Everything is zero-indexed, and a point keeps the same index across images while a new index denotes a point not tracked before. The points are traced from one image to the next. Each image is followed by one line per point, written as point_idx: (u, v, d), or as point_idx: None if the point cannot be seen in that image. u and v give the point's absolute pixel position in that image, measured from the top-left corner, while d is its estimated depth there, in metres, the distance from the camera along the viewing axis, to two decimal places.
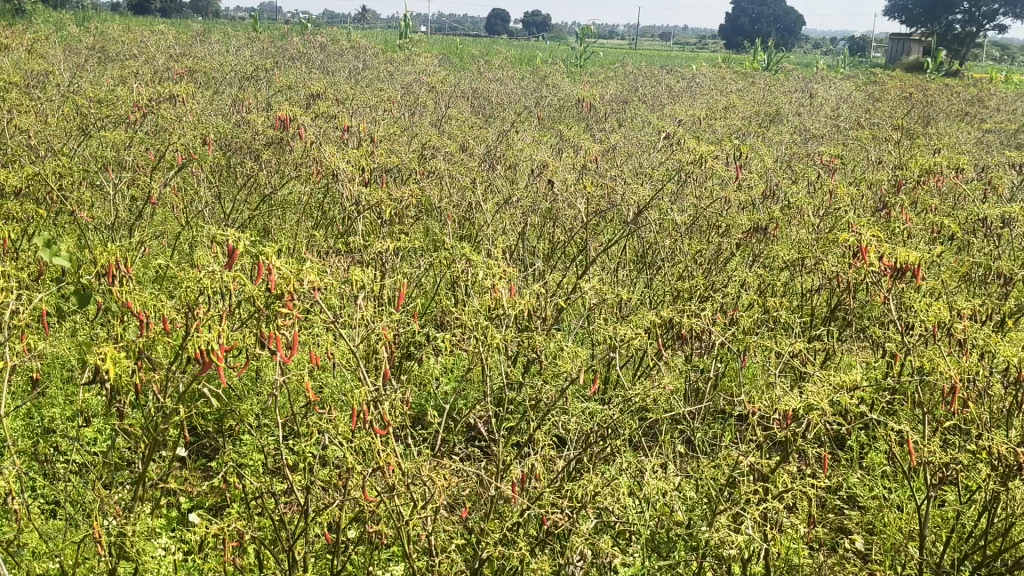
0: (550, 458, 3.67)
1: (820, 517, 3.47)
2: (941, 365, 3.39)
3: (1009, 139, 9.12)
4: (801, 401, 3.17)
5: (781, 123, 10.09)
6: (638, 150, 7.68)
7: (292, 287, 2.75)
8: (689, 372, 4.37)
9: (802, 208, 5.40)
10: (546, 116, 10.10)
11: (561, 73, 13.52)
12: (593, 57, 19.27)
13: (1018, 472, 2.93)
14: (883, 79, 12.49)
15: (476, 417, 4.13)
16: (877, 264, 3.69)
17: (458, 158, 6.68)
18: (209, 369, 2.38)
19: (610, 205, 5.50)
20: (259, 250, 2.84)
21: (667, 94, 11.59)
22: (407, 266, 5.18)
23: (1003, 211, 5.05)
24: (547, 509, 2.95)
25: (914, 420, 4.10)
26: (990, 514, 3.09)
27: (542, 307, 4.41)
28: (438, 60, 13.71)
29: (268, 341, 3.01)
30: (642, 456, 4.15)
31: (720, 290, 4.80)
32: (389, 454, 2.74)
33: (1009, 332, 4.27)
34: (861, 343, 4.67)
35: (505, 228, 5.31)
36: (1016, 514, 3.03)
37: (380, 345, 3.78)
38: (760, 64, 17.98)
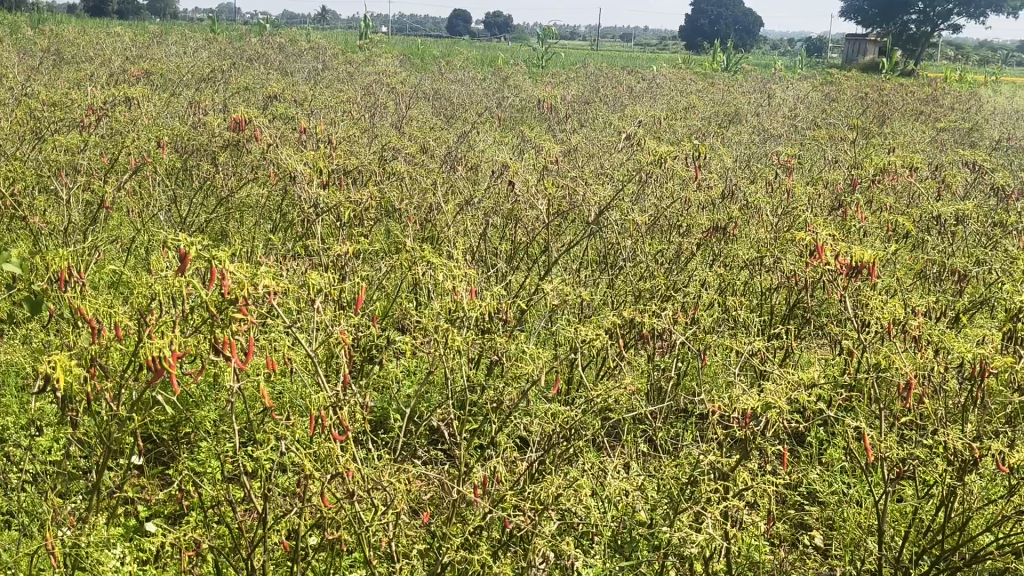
0: (512, 459, 3.66)
1: (780, 515, 3.48)
2: (898, 362, 3.42)
3: (962, 138, 9.27)
4: (759, 399, 3.19)
5: (740, 122, 10.17)
6: (599, 151, 7.70)
7: (245, 291, 2.71)
8: (650, 373, 4.38)
9: (761, 208, 5.45)
10: (507, 117, 10.09)
11: (522, 73, 13.52)
12: (553, 58, 19.36)
13: (973, 467, 2.96)
14: (839, 79, 12.63)
15: (438, 421, 4.10)
16: (833, 263, 3.71)
17: (418, 160, 6.65)
18: (159, 377, 2.33)
19: (570, 206, 5.50)
20: (213, 254, 2.79)
21: (628, 94, 11.62)
22: (368, 268, 5.14)
23: (956, 209, 5.12)
24: (508, 512, 2.93)
25: (871, 416, 4.14)
26: (947, 509, 3.12)
27: (503, 308, 4.40)
28: (398, 62, 13.65)
29: (222, 347, 2.95)
30: (603, 456, 4.15)
31: (681, 289, 4.81)
32: (348, 460, 2.71)
33: (963, 329, 4.33)
34: (819, 340, 4.71)
35: (466, 230, 5.29)
36: (973, 509, 3.06)
37: (339, 349, 3.75)
38: (719, 63, 18.11)
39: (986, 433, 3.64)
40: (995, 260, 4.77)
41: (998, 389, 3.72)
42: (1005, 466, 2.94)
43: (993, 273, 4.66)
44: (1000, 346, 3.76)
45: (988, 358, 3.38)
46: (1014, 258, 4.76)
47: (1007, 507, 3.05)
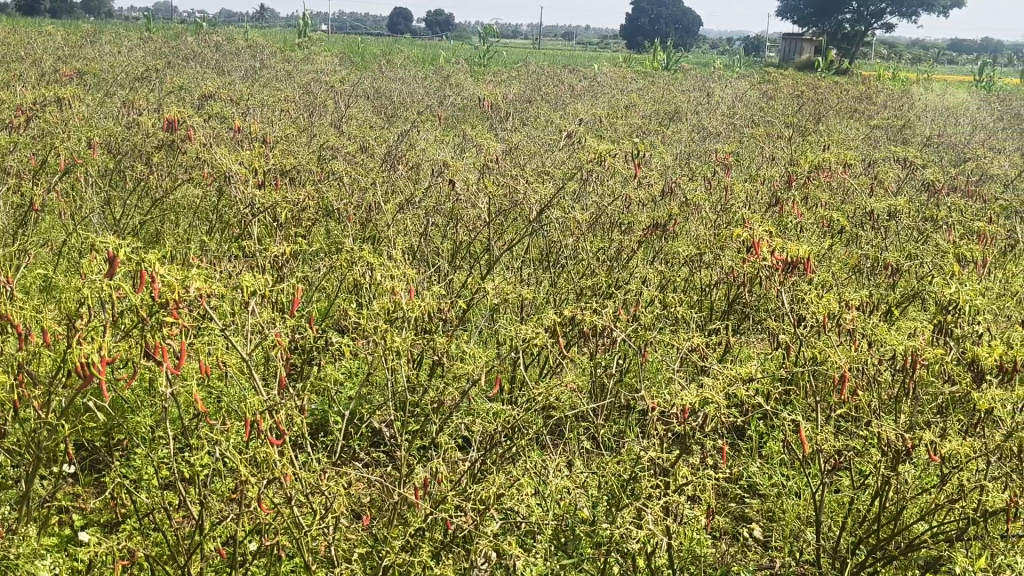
0: (454, 459, 3.63)
1: (721, 508, 3.51)
2: (833, 355, 3.47)
3: (894, 135, 9.46)
4: (698, 394, 3.20)
5: (680, 120, 10.25)
6: (540, 150, 7.70)
7: (175, 294, 2.65)
8: (592, 370, 4.38)
9: (701, 205, 5.48)
10: (449, 116, 10.04)
11: (464, 72, 13.48)
12: (496, 58, 19.39)
13: (907, 457, 3.00)
14: (775, 78, 12.80)
15: (379, 422, 4.06)
16: (769, 260, 3.75)
17: (357, 159, 6.58)
18: (87, 384, 2.26)
19: (510, 204, 5.49)
20: (142, 256, 2.71)
21: (570, 93, 11.63)
22: (307, 269, 5.07)
23: (888, 204, 5.22)
24: (449, 513, 2.90)
25: (809, 409, 4.20)
26: (883, 499, 3.17)
27: (443, 309, 4.37)
28: (338, 60, 13.52)
29: (153, 353, 2.87)
30: (546, 454, 4.14)
31: (621, 287, 4.83)
32: (285, 464, 2.66)
33: (896, 322, 4.40)
34: (758, 335, 4.76)
35: (407, 230, 5.25)
36: (907, 499, 3.10)
37: (276, 351, 3.69)
38: (659, 62, 18.19)
39: (918, 423, 3.71)
40: (926, 255, 4.86)
41: (930, 380, 3.79)
42: (935, 455, 2.98)
43: (925, 266, 4.75)
44: (930, 338, 3.83)
45: (919, 350, 3.44)
46: (944, 252, 4.85)
47: (939, 495, 3.10)
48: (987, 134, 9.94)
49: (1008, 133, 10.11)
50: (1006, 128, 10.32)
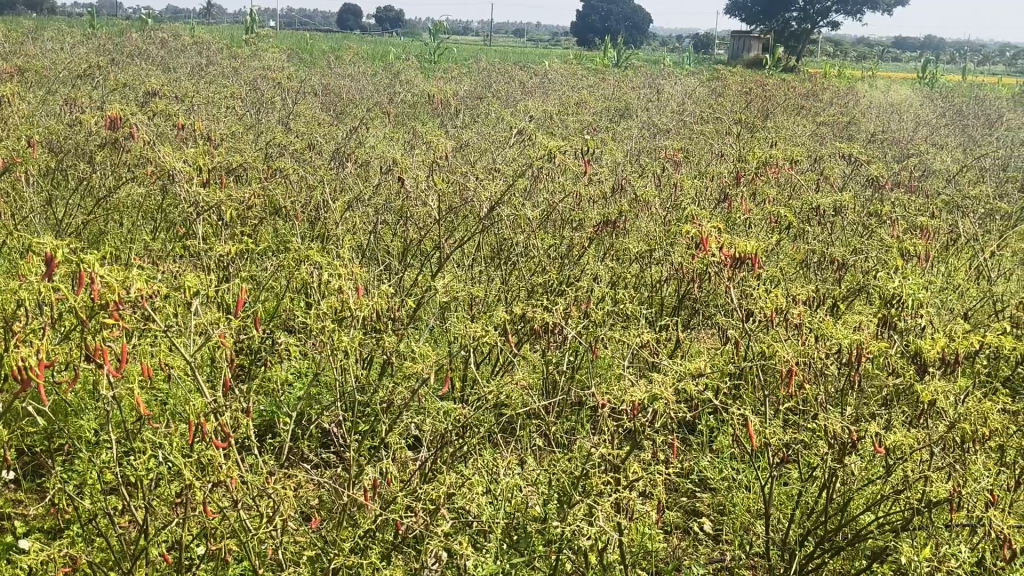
0: (404, 459, 3.59)
1: (672, 502, 3.52)
2: (781, 351, 3.49)
3: (841, 132, 9.60)
4: (647, 390, 3.19)
5: (630, 117, 10.29)
6: (491, 147, 7.67)
7: (115, 296, 2.57)
8: (543, 368, 4.37)
9: (650, 202, 5.49)
10: (399, 113, 9.97)
11: (414, 68, 13.40)
12: (448, 55, 19.33)
13: (853, 449, 3.02)
14: (724, 75, 12.91)
15: (328, 423, 4.00)
16: (718, 256, 3.76)
17: (305, 156, 6.49)
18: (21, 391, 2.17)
19: (460, 202, 5.46)
20: (78, 257, 2.63)
21: (521, 90, 11.61)
22: (254, 269, 4.99)
23: (833, 200, 5.27)
24: (398, 514, 2.86)
25: (758, 403, 4.22)
26: (832, 491, 3.19)
27: (392, 308, 4.32)
28: (286, 57, 13.36)
29: (92, 357, 2.79)
30: (497, 453, 4.11)
31: (571, 284, 4.82)
32: (230, 467, 2.60)
33: (842, 316, 4.45)
34: (707, 330, 4.79)
35: (355, 229, 5.19)
36: (854, 491, 3.12)
37: (221, 352, 3.62)
38: (610, 58, 18.24)
39: (864, 416, 3.75)
40: (871, 250, 4.92)
41: (875, 373, 3.84)
42: (881, 447, 3.01)
43: (870, 261, 4.81)
44: (874, 332, 3.87)
45: (863, 343, 3.48)
46: (888, 247, 4.92)
47: (885, 487, 3.13)
48: (929, 130, 10.12)
49: (949, 130, 10.30)
50: (947, 124, 10.51)
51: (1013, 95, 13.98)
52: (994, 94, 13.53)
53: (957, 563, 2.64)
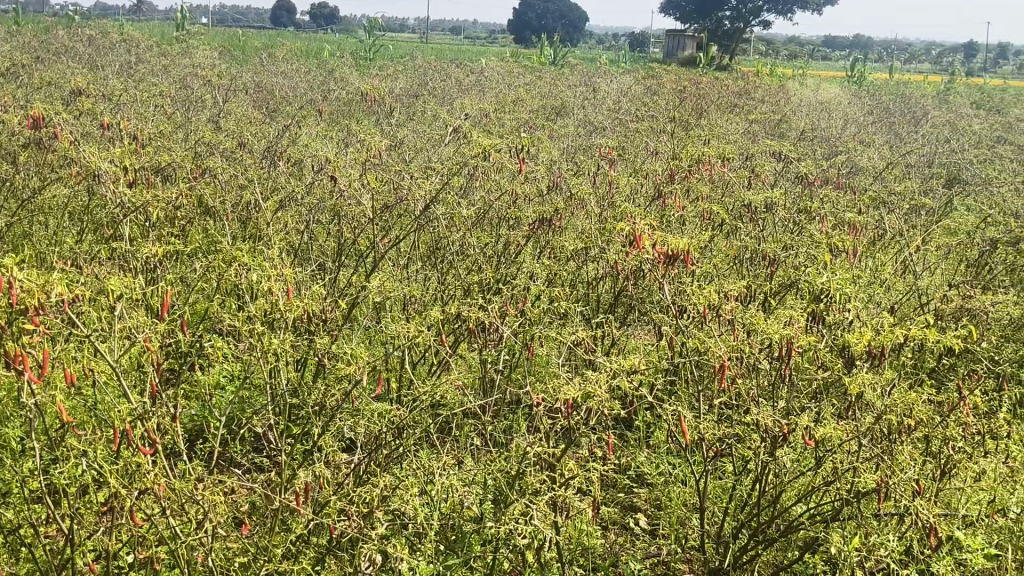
0: (336, 461, 3.52)
1: (609, 499, 3.51)
2: (714, 346, 3.49)
3: (772, 130, 9.74)
4: (583, 388, 3.17)
5: (566, 115, 10.31)
6: (427, 146, 7.61)
7: (35, 301, 2.46)
8: (478, 367, 4.33)
9: (585, 199, 5.49)
10: (334, 111, 9.85)
11: (349, 66, 13.27)
12: (384, 52, 19.21)
13: (786, 442, 3.03)
14: (659, 73, 13.02)
15: (259, 427, 3.90)
16: (652, 253, 3.75)
17: (236, 155, 6.36)
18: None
19: (394, 201, 5.39)
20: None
21: (457, 87, 11.56)
22: (183, 269, 4.87)
23: (765, 197, 5.33)
24: (330, 518, 2.79)
25: (692, 399, 4.23)
26: (766, 485, 3.19)
27: (324, 309, 4.24)
28: (217, 54, 13.13)
29: (11, 364, 2.66)
30: (433, 453, 4.06)
31: (507, 282, 4.79)
32: (157, 474, 2.50)
33: (774, 311, 4.49)
34: (643, 327, 4.79)
35: (287, 228, 5.09)
36: (787, 483, 3.13)
37: (148, 356, 3.52)
38: (546, 56, 18.27)
39: (796, 409, 3.78)
40: (801, 245, 4.98)
41: (807, 366, 3.87)
42: (812, 440, 3.02)
43: (800, 257, 4.87)
44: (803, 327, 3.91)
45: (794, 338, 3.50)
46: (817, 242, 4.99)
47: (817, 479, 3.15)
48: (857, 127, 10.33)
49: (876, 127, 10.52)
50: (875, 121, 10.75)
51: (937, 93, 14.36)
52: (918, 92, 13.88)
53: (887, 552, 2.66)
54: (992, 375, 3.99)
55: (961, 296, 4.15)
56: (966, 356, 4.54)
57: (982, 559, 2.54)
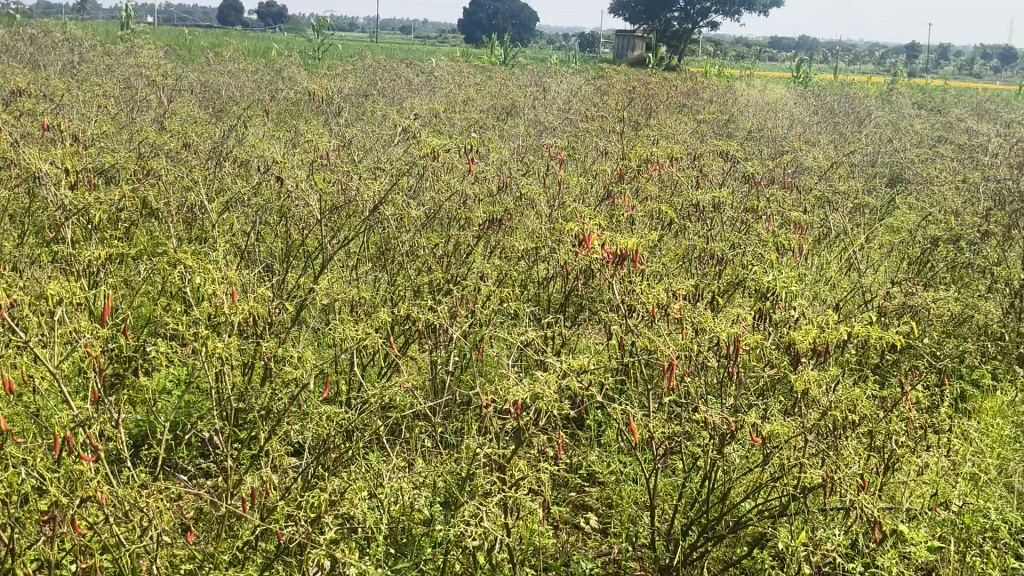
0: (283, 466, 3.44)
1: (560, 499, 3.48)
2: (663, 345, 3.49)
3: (720, 130, 9.83)
4: (533, 388, 3.14)
5: (517, 115, 10.30)
6: (375, 146, 7.55)
7: None
8: (427, 368, 4.28)
9: (535, 200, 5.48)
10: (282, 111, 9.74)
11: (297, 65, 13.13)
12: (333, 51, 19.07)
13: (735, 439, 3.02)
14: (609, 74, 13.09)
15: (204, 431, 3.81)
16: (600, 254, 3.74)
17: (181, 156, 6.25)
18: None
19: (342, 202, 5.32)
20: None
21: (407, 87, 11.50)
22: (127, 272, 4.76)
23: (713, 196, 5.36)
24: (277, 524, 2.72)
25: (643, 398, 4.22)
26: (716, 482, 3.18)
27: (271, 311, 4.16)
28: (163, 53, 12.92)
29: None
30: (382, 456, 4.00)
31: (457, 283, 4.75)
32: (98, 481, 2.42)
33: (722, 310, 4.51)
34: (593, 326, 4.78)
35: (234, 230, 5.00)
36: (737, 480, 3.12)
37: (89, 361, 3.42)
38: (496, 56, 18.25)
39: (745, 407, 3.78)
40: (748, 244, 5.01)
41: (755, 363, 3.89)
42: (760, 436, 3.02)
43: (748, 255, 4.90)
44: (751, 325, 3.92)
45: (742, 336, 3.51)
46: (765, 241, 5.03)
47: (767, 475, 3.15)
48: (803, 127, 10.45)
49: (821, 127, 10.67)
50: (820, 121, 10.89)
51: (879, 94, 14.64)
52: (861, 92, 14.13)
53: (836, 546, 2.66)
54: (934, 371, 4.04)
55: (904, 293, 4.20)
56: (909, 353, 4.60)
57: (927, 552, 2.55)
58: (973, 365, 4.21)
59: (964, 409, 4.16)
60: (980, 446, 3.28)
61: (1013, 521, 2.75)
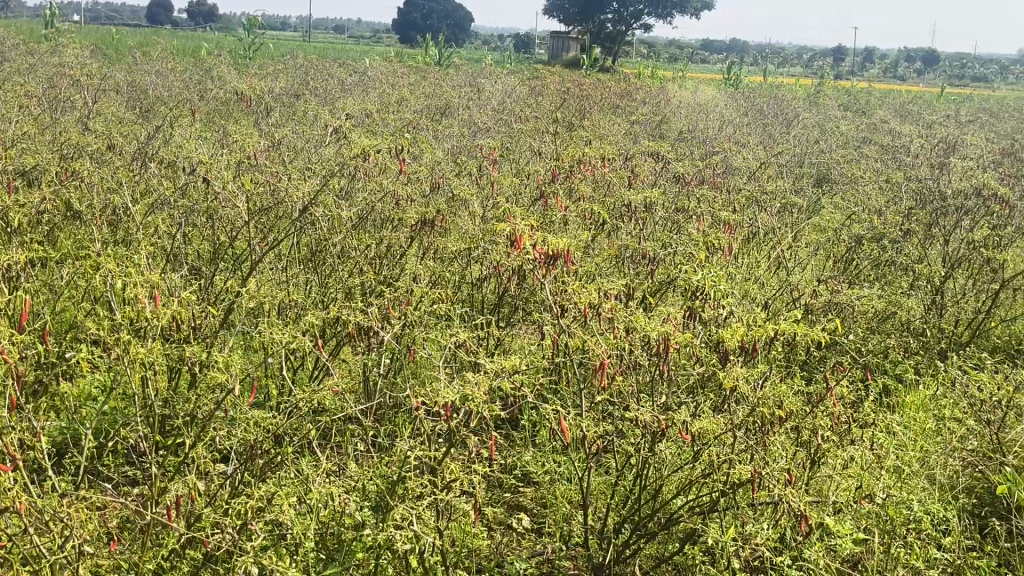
0: (209, 472, 3.32)
1: (494, 501, 3.41)
2: (595, 344, 3.45)
3: (653, 131, 9.91)
4: (465, 389, 3.07)
5: (450, 116, 10.25)
6: (305, 146, 7.43)
7: None
8: (358, 372, 4.19)
9: (467, 201, 5.43)
10: (211, 112, 9.55)
11: (226, 65, 12.92)
12: (265, 50, 18.81)
13: (668, 437, 2.99)
14: (543, 75, 13.13)
15: (127, 439, 3.66)
16: (532, 254, 3.70)
17: (103, 157, 6.07)
18: None
19: (271, 203, 5.20)
20: None
21: (340, 87, 11.38)
22: (47, 275, 4.57)
23: (645, 195, 5.37)
24: (202, 533, 2.61)
25: (576, 398, 4.19)
26: (651, 480, 3.14)
27: (198, 315, 4.04)
28: (88, 52, 12.60)
29: None
30: (312, 460, 3.89)
31: (388, 284, 4.67)
32: (12, 492, 2.29)
33: (654, 309, 4.51)
34: (526, 327, 4.74)
35: (159, 231, 4.86)
36: (672, 479, 3.09)
37: (4, 368, 3.26)
38: (430, 56, 18.18)
39: (677, 405, 3.77)
40: (680, 243, 5.02)
41: (687, 362, 3.88)
42: (692, 433, 2.99)
43: (679, 255, 4.92)
44: (682, 324, 3.92)
45: (673, 336, 3.50)
46: (697, 241, 5.05)
47: (700, 472, 3.13)
48: (733, 128, 10.59)
49: (751, 128, 10.81)
50: (750, 123, 11.06)
51: (805, 96, 14.96)
52: (789, 95, 14.41)
53: (772, 541, 2.64)
54: (862, 367, 4.08)
55: (833, 291, 4.25)
56: (838, 349, 4.64)
57: (861, 545, 2.55)
58: (897, 360, 4.26)
59: (891, 403, 4.21)
60: (906, 440, 3.30)
61: (940, 513, 2.76)
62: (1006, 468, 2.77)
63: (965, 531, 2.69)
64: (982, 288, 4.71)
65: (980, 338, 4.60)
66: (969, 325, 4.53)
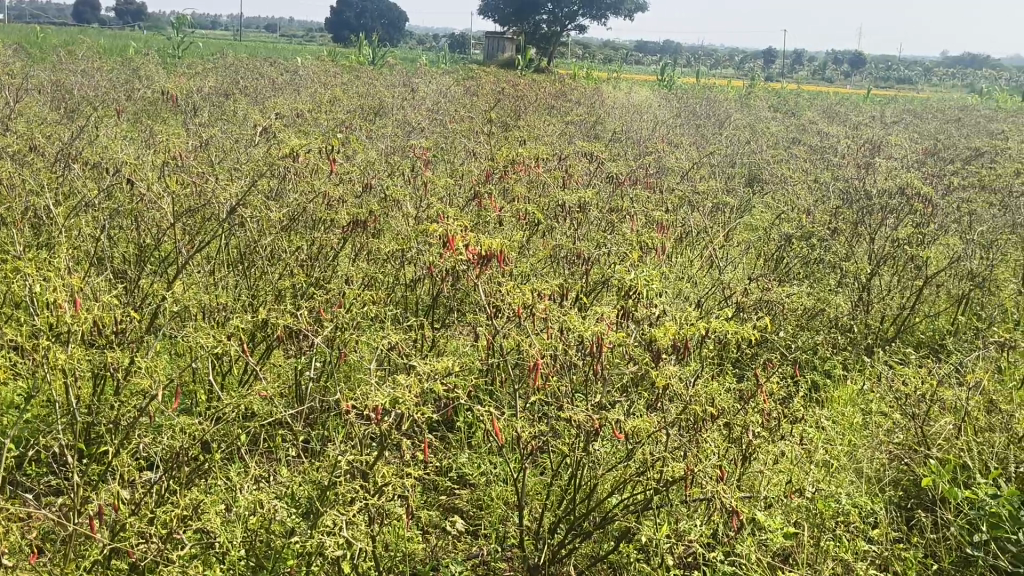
0: (131, 481, 3.19)
1: (427, 505, 3.34)
2: (529, 345, 3.41)
3: (588, 132, 9.92)
4: (397, 392, 2.99)
5: (385, 116, 10.14)
6: (235, 146, 7.27)
7: None
8: (288, 375, 4.08)
9: (399, 201, 5.35)
10: (138, 112, 9.31)
11: (154, 63, 12.62)
12: (195, 49, 18.46)
13: (603, 435, 2.94)
14: (477, 75, 13.10)
15: (46, 449, 3.51)
16: (463, 255, 3.64)
17: (21, 157, 5.86)
18: None
19: (198, 204, 5.06)
20: None
21: (272, 87, 11.19)
22: None
23: (578, 195, 5.34)
24: (122, 544, 2.49)
25: (510, 399, 4.14)
26: (586, 480, 3.10)
27: (121, 319, 3.89)
28: (9, 50, 12.23)
29: None
30: (240, 466, 3.78)
31: (319, 286, 4.57)
32: None
33: (588, 309, 4.49)
34: (459, 328, 4.68)
35: (81, 233, 4.70)
36: (608, 478, 3.05)
37: None
38: (364, 56, 17.99)
39: (611, 405, 3.75)
40: (614, 243, 5.01)
41: (620, 361, 3.87)
42: (627, 432, 2.95)
43: (613, 255, 4.90)
44: (615, 323, 3.90)
45: (607, 335, 3.46)
46: (631, 240, 5.04)
47: (636, 471, 3.09)
48: (667, 129, 10.67)
49: (684, 128, 10.91)
50: (683, 123, 11.15)
51: (737, 96, 15.18)
52: (721, 96, 14.60)
53: (708, 537, 2.61)
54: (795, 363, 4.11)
55: (766, 289, 4.27)
56: (771, 346, 4.67)
57: (795, 540, 2.54)
58: (827, 356, 4.30)
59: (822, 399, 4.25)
60: (835, 435, 3.32)
61: (872, 506, 2.76)
62: (932, 460, 2.79)
63: (895, 523, 2.70)
64: (907, 285, 4.79)
65: (906, 333, 4.67)
66: (895, 321, 4.59)
